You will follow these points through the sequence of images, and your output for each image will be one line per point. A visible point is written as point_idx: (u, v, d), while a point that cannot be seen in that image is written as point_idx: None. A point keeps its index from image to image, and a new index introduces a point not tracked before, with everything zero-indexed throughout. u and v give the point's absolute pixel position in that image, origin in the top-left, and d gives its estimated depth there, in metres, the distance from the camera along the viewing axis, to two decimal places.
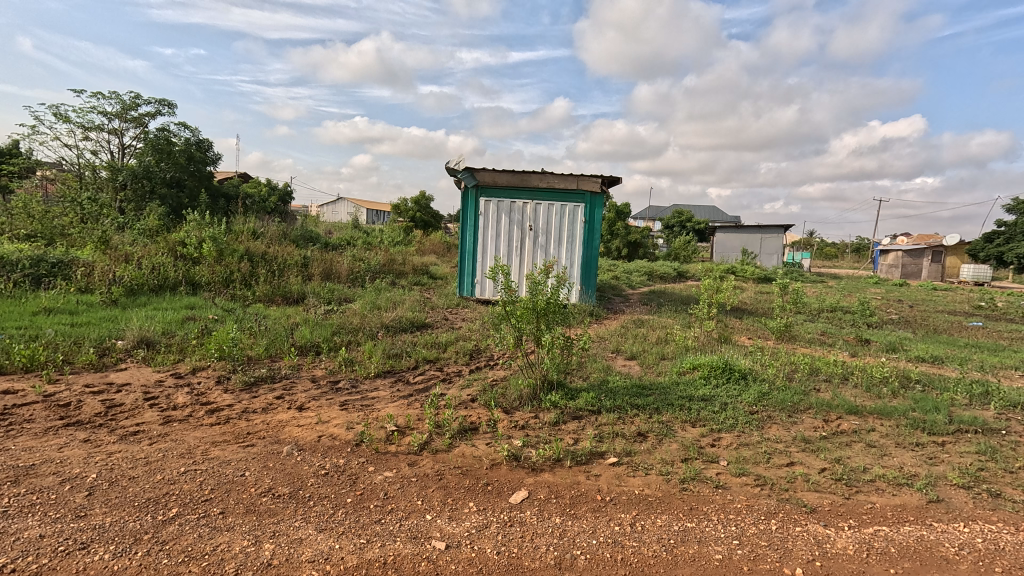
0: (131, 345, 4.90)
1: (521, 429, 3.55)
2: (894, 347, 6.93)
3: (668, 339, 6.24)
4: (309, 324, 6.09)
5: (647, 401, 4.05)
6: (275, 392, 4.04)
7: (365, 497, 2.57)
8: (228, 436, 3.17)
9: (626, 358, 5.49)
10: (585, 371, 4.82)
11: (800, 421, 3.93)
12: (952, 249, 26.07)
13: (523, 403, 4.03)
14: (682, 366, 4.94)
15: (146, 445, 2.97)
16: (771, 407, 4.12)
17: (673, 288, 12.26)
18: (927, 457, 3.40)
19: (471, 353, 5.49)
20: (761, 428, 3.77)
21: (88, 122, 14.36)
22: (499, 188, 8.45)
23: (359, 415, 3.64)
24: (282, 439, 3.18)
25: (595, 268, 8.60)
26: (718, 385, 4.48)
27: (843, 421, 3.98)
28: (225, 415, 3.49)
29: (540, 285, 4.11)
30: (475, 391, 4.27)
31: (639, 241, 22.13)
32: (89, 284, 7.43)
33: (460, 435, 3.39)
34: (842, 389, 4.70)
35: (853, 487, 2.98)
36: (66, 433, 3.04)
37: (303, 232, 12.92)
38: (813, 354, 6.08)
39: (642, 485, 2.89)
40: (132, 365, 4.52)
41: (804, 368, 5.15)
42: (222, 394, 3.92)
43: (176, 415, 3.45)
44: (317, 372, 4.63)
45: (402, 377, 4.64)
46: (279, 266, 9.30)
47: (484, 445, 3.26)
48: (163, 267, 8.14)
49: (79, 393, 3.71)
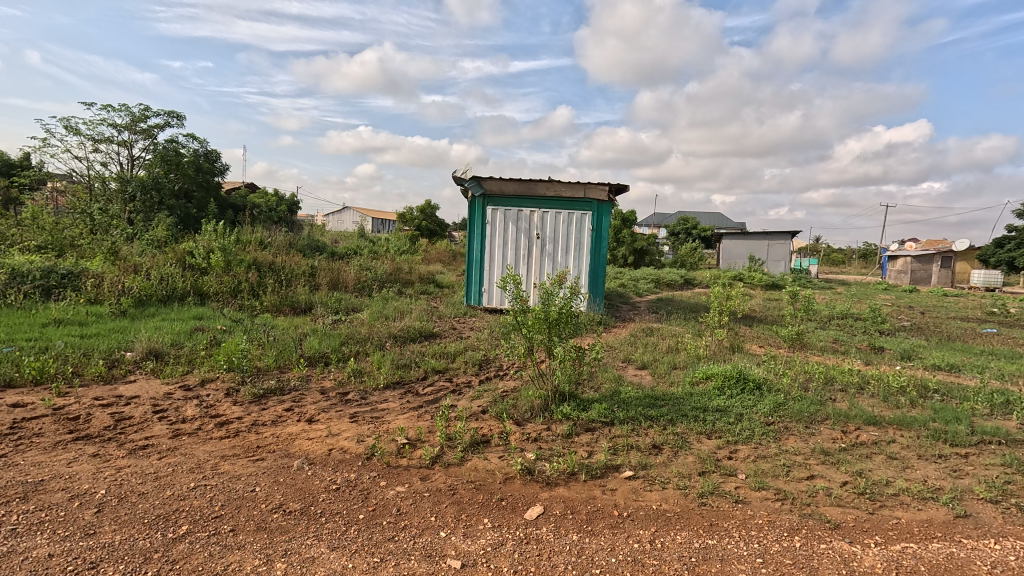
0: (139, 358, 4.88)
1: (534, 442, 3.50)
2: (909, 354, 6.84)
3: (678, 348, 6.16)
4: (316, 334, 6.07)
5: (661, 412, 3.98)
6: (284, 404, 4.01)
7: (377, 514, 2.52)
8: (238, 450, 3.13)
9: (637, 368, 5.43)
10: (596, 382, 4.75)
11: (818, 433, 3.84)
12: (962, 255, 25.78)
13: (534, 415, 3.96)
14: (694, 376, 4.86)
15: (154, 460, 2.94)
16: (787, 418, 4.04)
17: (681, 295, 12.15)
18: (951, 470, 3.32)
19: (479, 363, 5.45)
20: (778, 439, 3.69)
21: (98, 134, 14.52)
22: (506, 196, 8.42)
23: (369, 427, 3.60)
24: (292, 453, 3.14)
25: (603, 276, 8.56)
26: (732, 396, 4.38)
27: (861, 432, 3.89)
28: (234, 428, 3.45)
29: (551, 296, 4.05)
30: (486, 403, 4.22)
31: (645, 248, 22.01)
32: (98, 296, 7.47)
33: (472, 448, 3.34)
34: (859, 399, 4.61)
35: (877, 502, 2.90)
36: (74, 448, 3.01)
37: (309, 242, 12.96)
38: (826, 362, 5.99)
39: (660, 500, 2.82)
40: (140, 376, 4.50)
41: (819, 377, 5.06)
42: (231, 407, 3.88)
43: (184, 428, 3.42)
44: (326, 383, 4.59)
45: (411, 389, 4.59)
46: (285, 276, 9.31)
47: (496, 458, 3.20)
48: (171, 278, 8.16)
49: (88, 406, 3.69)
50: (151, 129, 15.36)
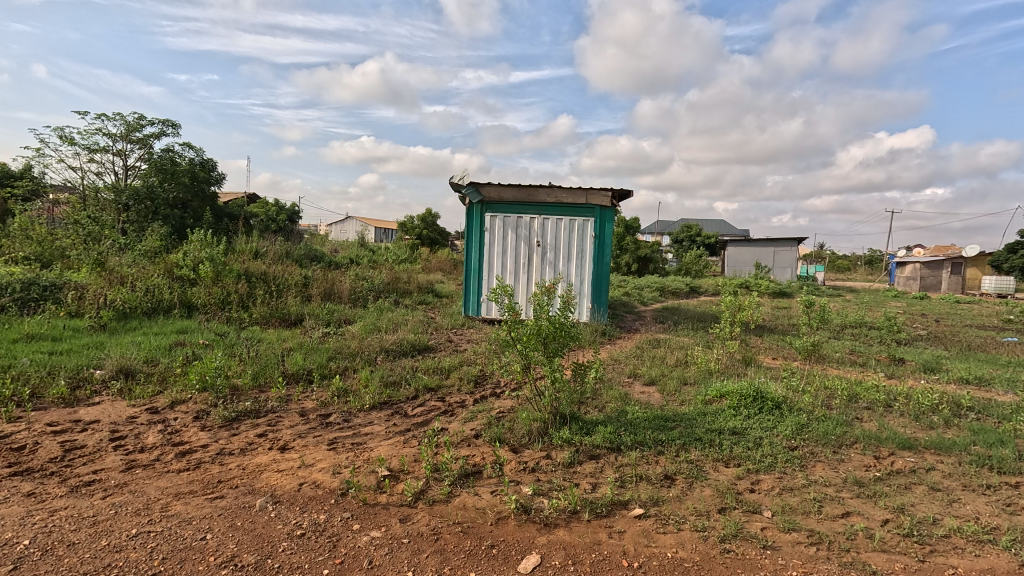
0: (108, 376, 4.54)
1: (531, 472, 3.12)
2: (932, 367, 6.44)
3: (687, 361, 5.80)
4: (302, 349, 5.72)
5: (672, 436, 3.61)
6: (257, 429, 3.64)
7: (345, 568, 2.15)
8: (196, 485, 2.77)
9: (644, 384, 5.05)
10: (600, 401, 4.39)
11: (848, 459, 3.46)
12: (973, 261, 25.27)
13: (532, 440, 3.60)
14: (707, 394, 4.47)
15: (97, 499, 2.57)
16: (812, 442, 3.66)
17: (687, 304, 11.75)
18: (1005, 504, 2.93)
19: (475, 379, 5.10)
20: (805, 467, 3.32)
21: (93, 144, 14.34)
22: (505, 203, 8.11)
23: (347, 457, 3.23)
24: (257, 489, 2.77)
25: (606, 285, 8.18)
26: (750, 416, 3.99)
27: (896, 458, 3.50)
28: (196, 459, 3.09)
29: (545, 306, 3.70)
30: (480, 426, 3.86)
31: (649, 255, 21.63)
32: (79, 308, 7.20)
33: (461, 481, 2.97)
34: (888, 418, 4.23)
35: (927, 547, 2.51)
36: (7, 486, 2.65)
37: (306, 252, 12.67)
38: (847, 376, 5.60)
39: (676, 546, 2.44)
40: (106, 398, 4.15)
41: (842, 394, 4.68)
42: (198, 433, 3.51)
43: (140, 459, 3.06)
44: (308, 404, 4.23)
45: (400, 410, 4.23)
46: (277, 287, 9.00)
47: (488, 494, 2.83)
48: (158, 289, 7.86)
49: (37, 434, 3.33)
50: (147, 138, 15.17)
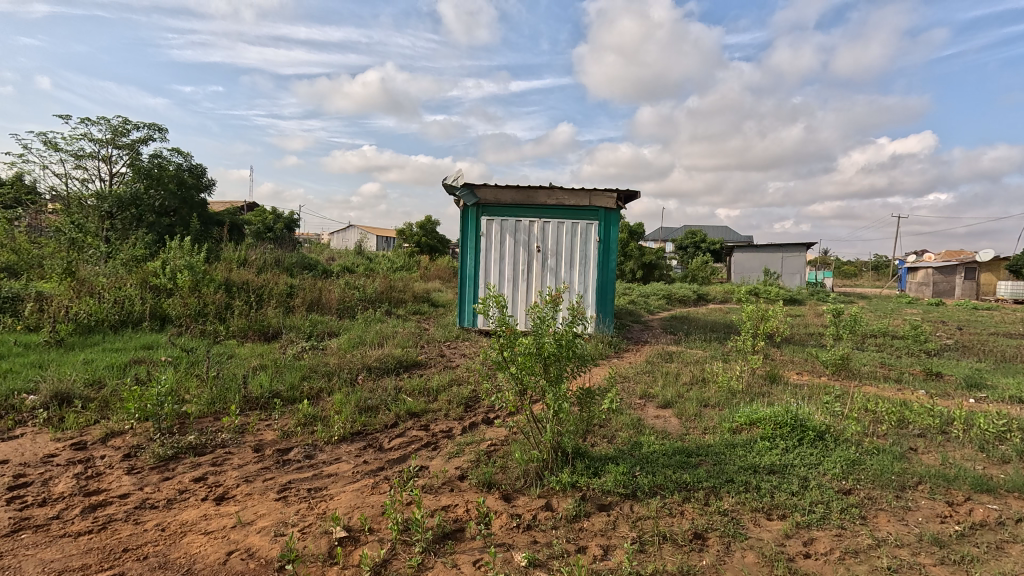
0: (40, 404, 3.92)
1: (526, 532, 2.48)
2: (976, 382, 5.78)
3: (706, 379, 5.15)
4: (273, 367, 5.09)
5: (699, 477, 2.97)
6: (196, 471, 3.01)
7: None
8: (92, 558, 2.14)
9: (659, 407, 4.41)
10: (609, 429, 3.76)
11: (917, 507, 2.82)
12: (987, 265, 24.49)
13: (528, 484, 2.97)
14: (735, 422, 3.83)
15: None
16: (867, 483, 3.02)
17: (696, 313, 11.11)
18: None
19: (466, 403, 4.48)
20: (866, 520, 2.67)
21: (78, 149, 13.85)
22: (502, 205, 7.51)
23: (298, 510, 2.60)
24: (169, 563, 2.13)
25: (611, 292, 7.57)
26: (788, 450, 3.35)
27: (975, 506, 2.85)
28: (105, 517, 2.46)
29: (546, 320, 3.08)
30: (466, 464, 3.23)
31: (653, 262, 21.07)
32: (39, 322, 6.60)
33: (436, 547, 2.32)
34: (949, 450, 3.58)
35: None
36: None
37: (296, 259, 12.06)
38: (886, 395, 4.94)
39: None
40: (28, 431, 3.54)
41: (890, 419, 4.01)
42: (120, 478, 2.89)
43: (34, 518, 2.43)
44: (267, 436, 3.61)
45: (374, 442, 3.60)
46: (258, 297, 8.41)
47: (469, 566, 2.19)
48: (128, 300, 7.26)
49: None
50: (135, 143, 14.66)
